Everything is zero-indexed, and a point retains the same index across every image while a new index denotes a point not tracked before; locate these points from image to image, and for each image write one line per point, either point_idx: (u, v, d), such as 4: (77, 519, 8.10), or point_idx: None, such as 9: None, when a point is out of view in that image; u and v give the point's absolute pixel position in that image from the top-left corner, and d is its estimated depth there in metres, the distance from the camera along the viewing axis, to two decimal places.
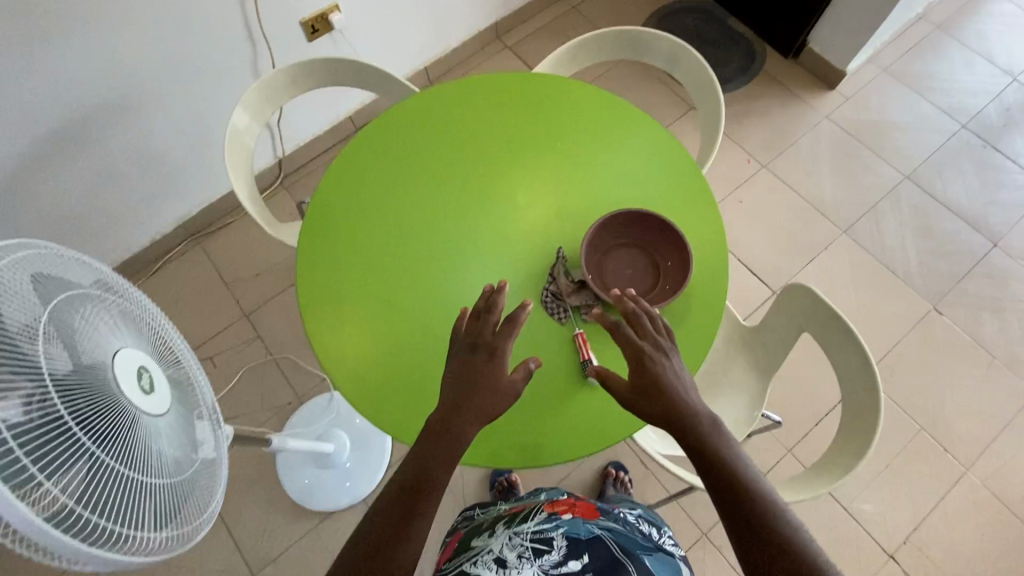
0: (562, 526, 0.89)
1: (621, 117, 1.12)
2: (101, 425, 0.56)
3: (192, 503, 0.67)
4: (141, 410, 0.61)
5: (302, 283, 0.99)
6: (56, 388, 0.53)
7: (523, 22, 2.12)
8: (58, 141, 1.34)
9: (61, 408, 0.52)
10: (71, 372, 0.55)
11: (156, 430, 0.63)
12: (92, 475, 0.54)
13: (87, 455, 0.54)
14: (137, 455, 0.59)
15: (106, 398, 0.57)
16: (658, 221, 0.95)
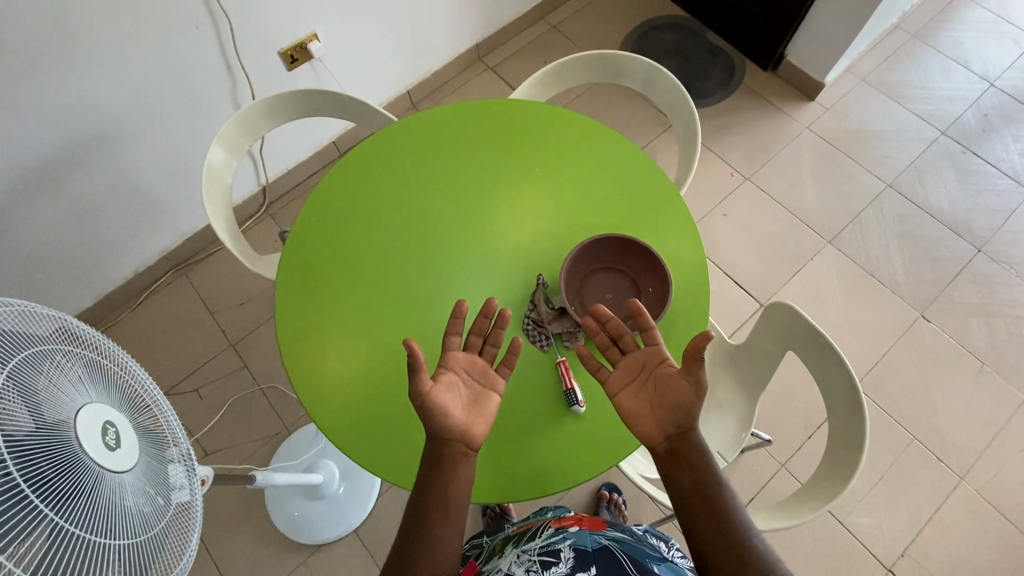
0: (569, 538, 0.88)
1: (601, 141, 1.12)
2: (58, 490, 0.55)
3: (158, 558, 0.66)
4: (103, 468, 0.60)
5: (280, 316, 0.98)
6: (14, 455, 0.52)
7: (504, 42, 2.14)
8: (35, 181, 1.33)
9: (15, 477, 0.51)
10: (29, 437, 0.54)
11: (121, 487, 0.62)
12: (44, 539, 0.53)
13: (41, 523, 0.53)
14: (95, 517, 0.58)
15: (64, 460, 0.56)
16: (634, 246, 0.95)
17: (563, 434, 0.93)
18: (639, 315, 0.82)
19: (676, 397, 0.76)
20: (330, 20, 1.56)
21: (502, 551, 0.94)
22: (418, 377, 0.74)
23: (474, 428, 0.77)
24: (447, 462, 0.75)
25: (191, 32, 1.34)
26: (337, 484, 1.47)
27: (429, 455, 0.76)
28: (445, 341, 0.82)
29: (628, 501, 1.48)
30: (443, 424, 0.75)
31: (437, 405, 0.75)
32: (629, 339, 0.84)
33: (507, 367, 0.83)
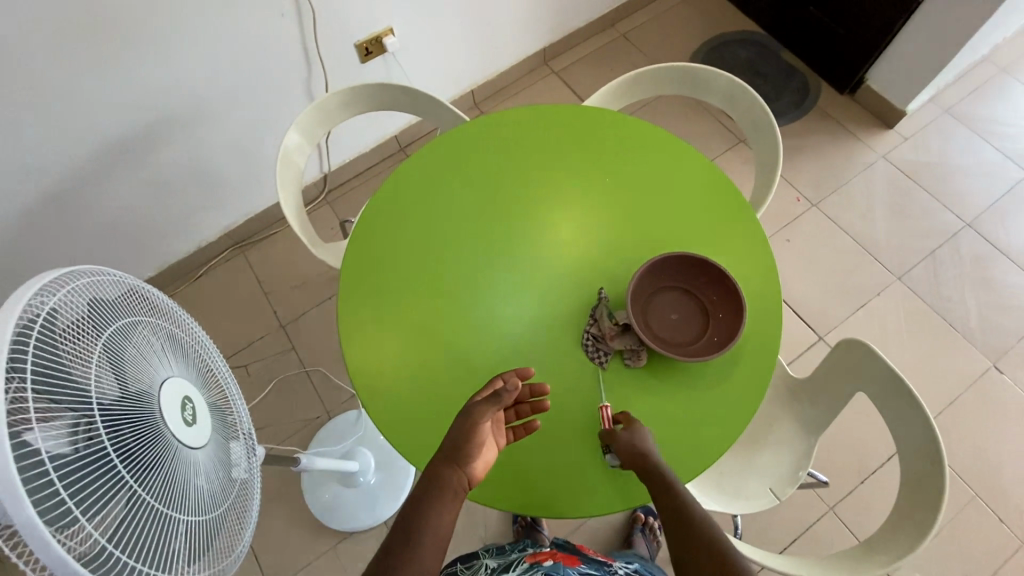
0: (544, 568, 0.93)
1: (680, 160, 1.09)
2: (142, 458, 0.56)
3: (220, 537, 0.67)
4: (179, 443, 0.61)
5: (341, 303, 0.99)
6: (104, 420, 0.53)
7: (571, 48, 2.12)
8: (118, 151, 1.39)
9: (106, 441, 0.52)
10: (119, 402, 0.55)
11: (194, 463, 0.64)
12: (126, 509, 0.54)
13: (126, 490, 0.54)
14: (172, 489, 0.59)
15: (147, 430, 0.58)
16: (707, 267, 0.92)
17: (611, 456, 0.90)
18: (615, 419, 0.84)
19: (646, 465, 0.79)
20: (406, 15, 1.58)
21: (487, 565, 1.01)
22: (494, 403, 0.78)
23: (477, 471, 0.78)
24: (447, 494, 0.74)
25: (276, 18, 1.37)
26: (370, 474, 1.48)
27: (437, 477, 0.75)
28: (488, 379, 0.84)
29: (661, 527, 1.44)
30: (469, 454, 0.77)
31: (476, 438, 0.77)
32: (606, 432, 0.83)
33: (513, 438, 0.85)
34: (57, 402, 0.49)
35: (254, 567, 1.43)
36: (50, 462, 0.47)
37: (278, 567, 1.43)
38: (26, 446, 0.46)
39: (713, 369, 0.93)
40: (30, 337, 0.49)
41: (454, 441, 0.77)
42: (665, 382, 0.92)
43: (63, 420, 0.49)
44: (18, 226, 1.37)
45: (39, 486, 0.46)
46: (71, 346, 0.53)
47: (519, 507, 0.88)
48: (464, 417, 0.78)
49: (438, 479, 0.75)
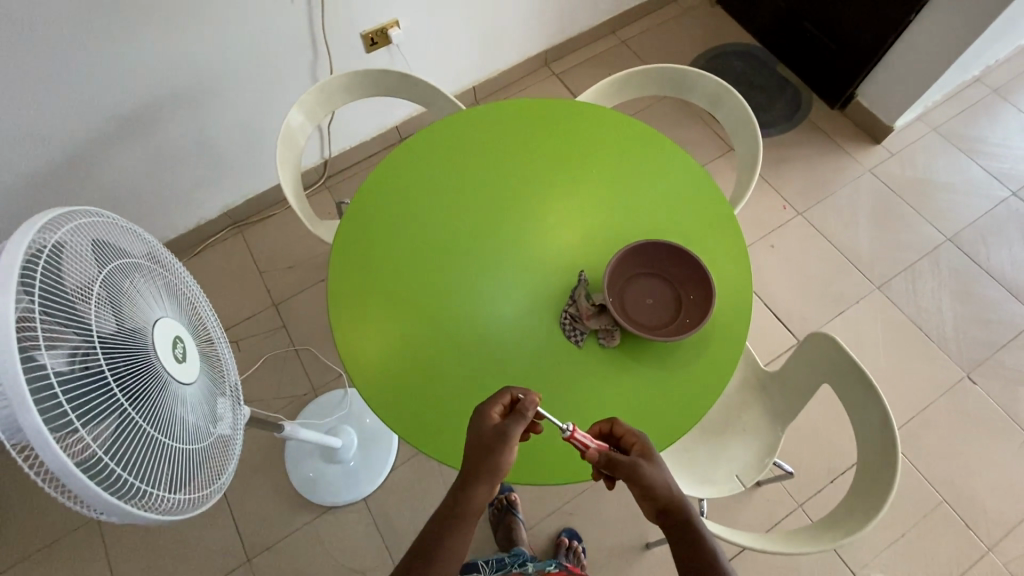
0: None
1: (662, 158, 1.13)
2: (135, 386, 0.60)
3: (206, 474, 0.70)
4: (171, 378, 0.65)
5: (333, 280, 1.04)
6: (102, 346, 0.57)
7: (572, 51, 2.18)
8: (124, 123, 1.44)
9: (103, 364, 0.56)
10: (116, 332, 0.59)
11: (183, 400, 0.67)
12: (122, 430, 0.58)
13: (121, 412, 0.58)
14: (162, 419, 0.63)
15: (142, 361, 0.61)
16: (680, 253, 0.97)
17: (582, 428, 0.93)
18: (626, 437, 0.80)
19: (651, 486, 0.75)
20: (411, 9, 1.63)
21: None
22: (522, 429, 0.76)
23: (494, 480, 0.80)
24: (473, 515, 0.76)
25: (285, 4, 1.42)
26: (353, 451, 1.51)
27: (465, 499, 0.75)
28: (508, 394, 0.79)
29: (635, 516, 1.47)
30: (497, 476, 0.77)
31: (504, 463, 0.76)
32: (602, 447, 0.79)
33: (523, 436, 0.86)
34: (60, 323, 0.53)
35: (234, 536, 1.46)
36: (54, 375, 0.51)
37: (257, 537, 1.46)
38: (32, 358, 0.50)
39: (683, 352, 0.97)
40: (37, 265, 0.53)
41: (484, 465, 0.75)
42: (635, 361, 0.96)
43: (64, 340, 0.53)
44: (24, 191, 1.42)
45: (44, 396, 0.50)
46: (75, 278, 0.57)
47: None
48: (493, 444, 0.75)
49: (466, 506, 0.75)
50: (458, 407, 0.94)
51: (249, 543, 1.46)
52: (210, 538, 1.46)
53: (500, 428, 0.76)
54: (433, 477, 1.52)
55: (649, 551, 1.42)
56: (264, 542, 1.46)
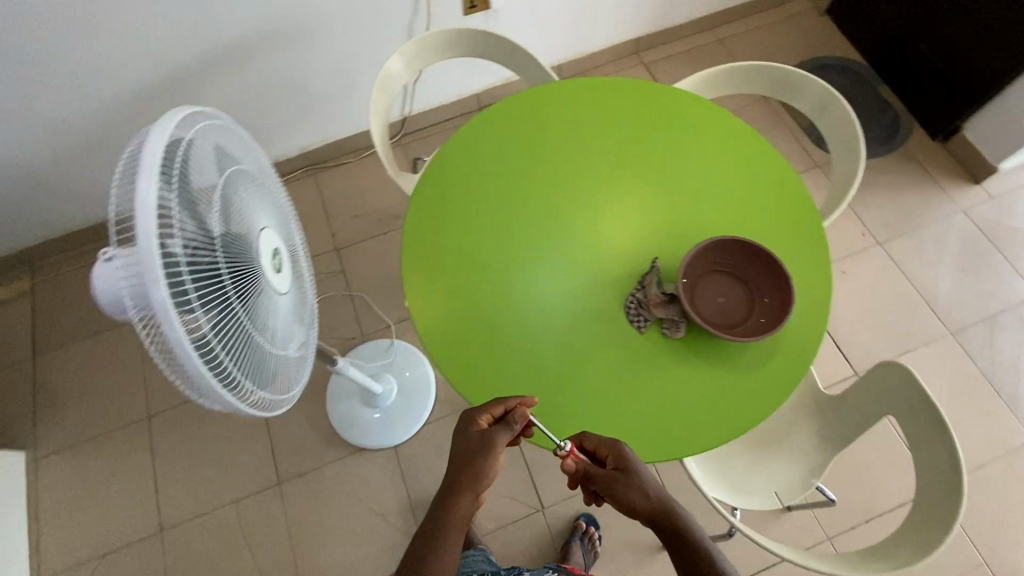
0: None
1: (750, 155, 1.10)
2: (244, 283, 0.64)
3: (286, 382, 0.74)
4: (270, 284, 0.69)
5: (410, 232, 1.06)
6: (222, 240, 0.61)
7: (665, 43, 2.12)
8: (228, 51, 1.49)
9: (223, 256, 0.60)
10: (232, 230, 0.63)
11: (276, 307, 0.71)
12: (231, 322, 0.61)
13: (232, 305, 0.61)
14: (260, 320, 0.67)
15: (250, 262, 0.65)
16: (761, 254, 0.94)
17: (631, 412, 0.92)
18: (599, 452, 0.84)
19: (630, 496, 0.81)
20: None
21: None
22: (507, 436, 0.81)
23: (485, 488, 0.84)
24: (461, 521, 0.80)
25: None
26: (391, 399, 1.56)
27: (454, 504, 0.79)
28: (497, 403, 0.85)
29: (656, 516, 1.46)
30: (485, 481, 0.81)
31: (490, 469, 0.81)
32: (577, 461, 0.84)
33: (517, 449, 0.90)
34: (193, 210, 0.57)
35: (269, 459, 1.53)
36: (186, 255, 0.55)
37: (290, 464, 1.53)
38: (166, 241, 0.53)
39: (747, 355, 0.95)
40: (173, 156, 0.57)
41: (469, 471, 0.80)
42: (696, 355, 0.95)
43: (195, 226, 0.57)
44: (132, 101, 1.51)
45: (178, 271, 0.53)
46: (204, 173, 0.61)
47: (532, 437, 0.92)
48: (480, 449, 0.80)
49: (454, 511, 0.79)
50: (511, 368, 0.95)
51: (282, 468, 1.52)
52: (247, 456, 1.54)
53: (487, 435, 0.81)
54: None
55: (664, 552, 1.41)
56: (295, 470, 1.52)
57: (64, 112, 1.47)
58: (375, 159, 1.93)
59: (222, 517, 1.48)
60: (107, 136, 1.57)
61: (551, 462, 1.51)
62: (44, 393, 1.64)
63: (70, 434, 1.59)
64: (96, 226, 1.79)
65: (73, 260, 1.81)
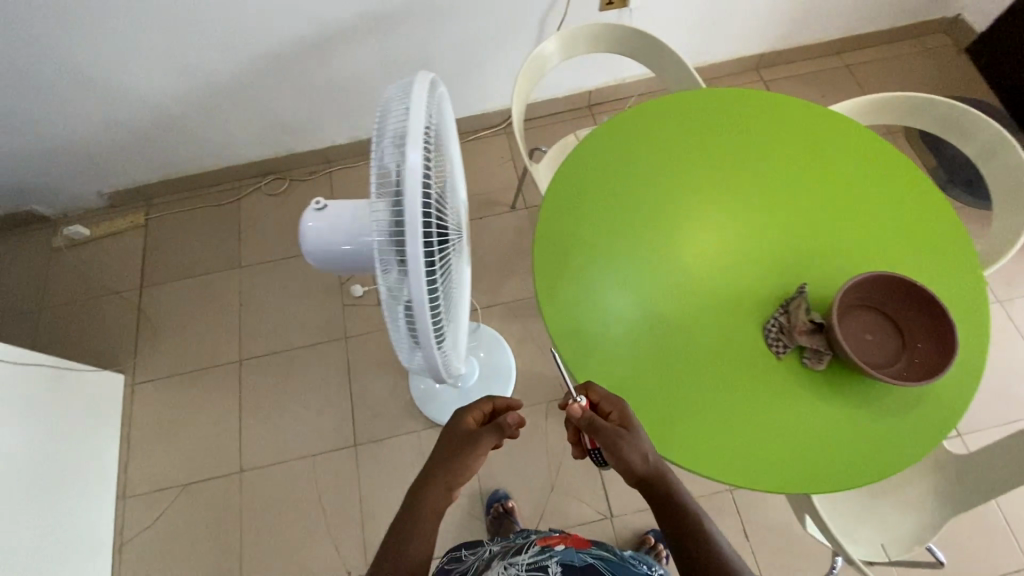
0: (555, 556, 0.92)
1: (912, 188, 1.04)
2: (451, 249, 0.66)
3: (456, 348, 0.77)
4: (460, 252, 0.72)
5: (545, 219, 1.05)
6: (444, 205, 0.64)
7: (789, 61, 2.05)
8: (369, 22, 1.52)
9: (445, 221, 0.63)
10: (446, 196, 0.66)
11: (460, 275, 0.74)
12: (442, 284, 0.64)
13: (444, 268, 0.64)
14: (453, 285, 0.70)
15: (454, 229, 0.68)
16: (925, 297, 0.87)
17: (758, 437, 0.90)
18: (610, 411, 0.82)
19: (633, 459, 0.78)
20: None
21: (488, 563, 0.98)
22: (496, 436, 0.78)
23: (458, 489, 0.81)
24: (426, 518, 0.77)
25: None
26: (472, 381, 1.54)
27: (425, 500, 0.77)
28: (484, 404, 0.83)
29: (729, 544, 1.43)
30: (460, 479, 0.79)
31: (468, 466, 0.79)
32: (582, 408, 0.82)
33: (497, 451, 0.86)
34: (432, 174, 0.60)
35: (349, 421, 1.57)
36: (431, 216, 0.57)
37: (368, 429, 1.57)
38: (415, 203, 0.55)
39: (887, 399, 0.92)
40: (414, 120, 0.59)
41: (446, 465, 0.78)
42: (833, 390, 0.92)
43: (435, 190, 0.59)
44: (272, 59, 1.56)
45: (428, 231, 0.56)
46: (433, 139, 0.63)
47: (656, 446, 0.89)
48: (461, 447, 0.78)
49: (422, 511, 0.77)
50: (640, 370, 0.94)
51: (359, 431, 1.56)
52: (329, 414, 1.59)
53: (474, 436, 0.78)
54: (536, 434, 1.55)
55: None
56: (372, 435, 1.56)
57: (210, 63, 1.54)
58: (480, 143, 1.94)
59: (298, 468, 1.53)
60: (243, 89, 1.63)
61: None
62: (146, 323, 1.72)
63: (165, 365, 1.67)
64: (210, 173, 1.87)
65: (185, 201, 1.90)
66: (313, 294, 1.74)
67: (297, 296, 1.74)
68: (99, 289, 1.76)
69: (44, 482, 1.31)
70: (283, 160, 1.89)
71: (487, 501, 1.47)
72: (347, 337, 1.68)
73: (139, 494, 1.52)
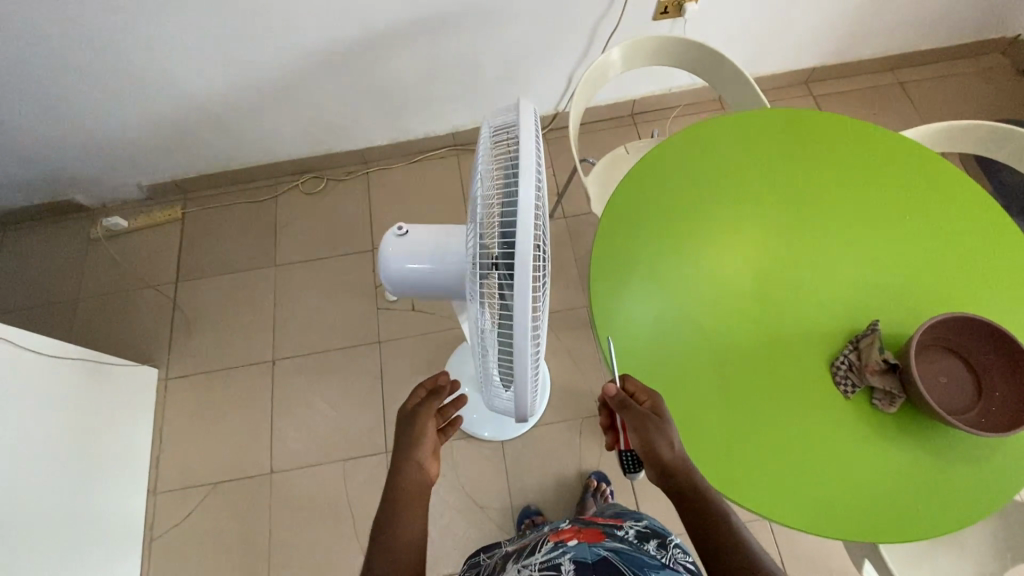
0: (569, 552, 0.77)
1: (982, 217, 1.00)
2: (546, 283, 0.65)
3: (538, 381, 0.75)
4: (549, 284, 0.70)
5: (602, 238, 1.01)
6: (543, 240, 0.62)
7: (838, 77, 1.99)
8: (420, 26, 1.50)
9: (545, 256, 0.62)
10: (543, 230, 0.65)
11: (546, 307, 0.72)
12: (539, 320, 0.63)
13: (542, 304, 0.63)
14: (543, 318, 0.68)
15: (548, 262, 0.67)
16: (1005, 341, 0.83)
17: (823, 477, 0.86)
18: (648, 400, 0.84)
19: (660, 446, 0.81)
20: None
21: (503, 569, 0.85)
22: (435, 398, 0.85)
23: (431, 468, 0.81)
24: (404, 497, 0.76)
25: None
26: None
27: (397, 482, 0.77)
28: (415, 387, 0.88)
29: None
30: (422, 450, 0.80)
31: (423, 431, 0.81)
32: (617, 388, 0.83)
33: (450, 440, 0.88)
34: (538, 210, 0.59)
35: (380, 427, 1.56)
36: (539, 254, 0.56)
37: None
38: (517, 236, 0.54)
39: (956, 446, 0.88)
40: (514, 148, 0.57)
41: (404, 443, 0.80)
42: (901, 433, 0.89)
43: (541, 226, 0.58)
44: (320, 60, 1.54)
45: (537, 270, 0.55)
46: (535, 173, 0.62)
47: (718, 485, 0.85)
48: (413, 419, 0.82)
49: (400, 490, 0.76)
50: (700, 403, 0.90)
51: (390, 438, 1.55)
52: (360, 418, 1.58)
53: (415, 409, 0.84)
54: (569, 449, 1.52)
55: None
56: None
57: (259, 62, 1.52)
58: None
59: (328, 473, 1.52)
60: (288, 88, 1.61)
61: (656, 491, 1.47)
62: (180, 318, 1.72)
63: (197, 362, 1.66)
64: (247, 169, 1.86)
65: (220, 196, 1.89)
66: (347, 296, 1.73)
67: (331, 297, 1.73)
68: (136, 282, 1.77)
69: (79, 479, 1.31)
70: (320, 158, 1.87)
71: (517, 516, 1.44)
72: (380, 341, 1.67)
73: (168, 491, 1.52)
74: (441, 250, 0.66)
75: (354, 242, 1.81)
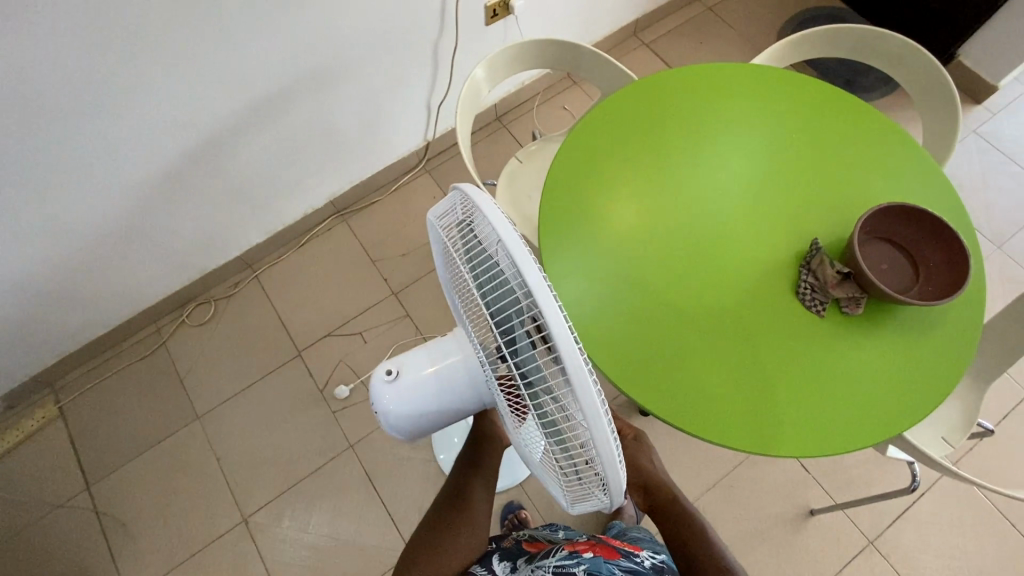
0: (584, 562, 0.82)
1: (834, 100, 1.13)
2: None
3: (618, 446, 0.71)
4: None
5: (548, 255, 0.98)
6: None
7: (659, 20, 2.12)
8: (256, 111, 1.36)
9: None
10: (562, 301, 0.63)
11: None
12: None
13: None
14: None
15: None
16: (920, 215, 0.93)
17: (838, 384, 0.92)
18: None
19: None
20: None
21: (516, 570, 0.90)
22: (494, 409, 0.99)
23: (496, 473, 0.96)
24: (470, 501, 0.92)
25: None
26: None
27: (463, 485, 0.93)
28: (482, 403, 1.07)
29: (795, 484, 1.48)
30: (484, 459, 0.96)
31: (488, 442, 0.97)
32: None
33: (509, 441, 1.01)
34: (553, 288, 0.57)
35: (393, 530, 1.44)
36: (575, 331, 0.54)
37: None
38: (524, 295, 0.54)
39: (919, 318, 0.98)
40: (481, 230, 0.60)
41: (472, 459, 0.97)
42: (877, 329, 0.96)
43: None
44: (157, 184, 1.35)
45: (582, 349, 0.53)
46: None
47: (759, 449, 0.88)
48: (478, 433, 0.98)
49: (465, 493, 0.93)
50: (707, 374, 0.91)
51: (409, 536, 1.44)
52: (370, 532, 1.44)
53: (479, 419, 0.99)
54: None
55: (808, 518, 1.45)
56: None
57: (86, 214, 1.30)
58: (405, 192, 1.83)
59: None
60: (134, 226, 1.39)
61: (678, 460, 1.51)
62: (114, 524, 1.45)
63: (157, 563, 1.41)
64: (116, 328, 1.59)
65: (96, 370, 1.61)
66: (296, 414, 1.56)
67: (278, 424, 1.55)
68: (36, 511, 1.46)
69: None
70: (198, 283, 1.65)
71: (501, 515, 1.43)
72: (353, 444, 1.53)
73: None
74: (440, 348, 0.71)
75: (278, 355, 1.63)
